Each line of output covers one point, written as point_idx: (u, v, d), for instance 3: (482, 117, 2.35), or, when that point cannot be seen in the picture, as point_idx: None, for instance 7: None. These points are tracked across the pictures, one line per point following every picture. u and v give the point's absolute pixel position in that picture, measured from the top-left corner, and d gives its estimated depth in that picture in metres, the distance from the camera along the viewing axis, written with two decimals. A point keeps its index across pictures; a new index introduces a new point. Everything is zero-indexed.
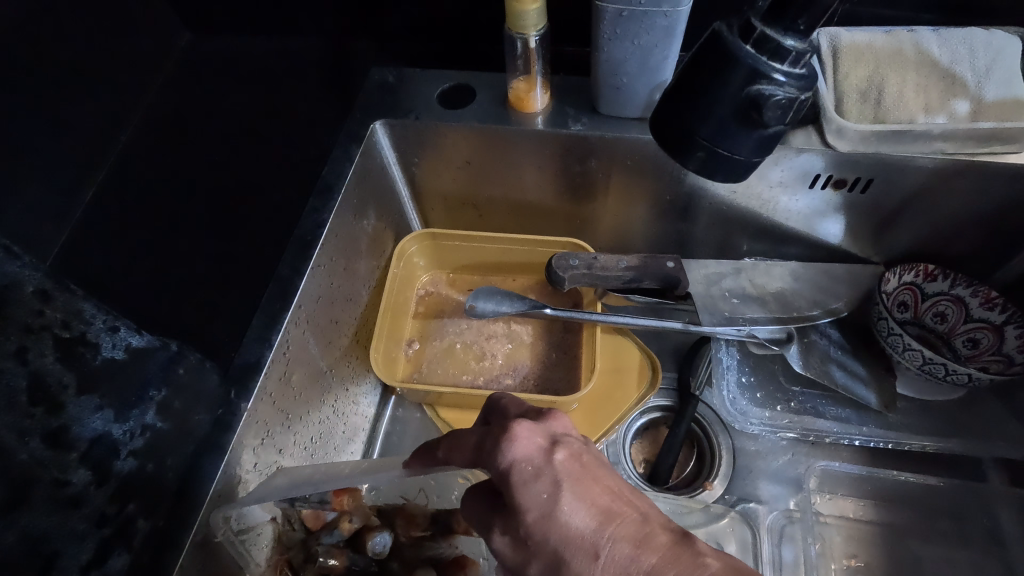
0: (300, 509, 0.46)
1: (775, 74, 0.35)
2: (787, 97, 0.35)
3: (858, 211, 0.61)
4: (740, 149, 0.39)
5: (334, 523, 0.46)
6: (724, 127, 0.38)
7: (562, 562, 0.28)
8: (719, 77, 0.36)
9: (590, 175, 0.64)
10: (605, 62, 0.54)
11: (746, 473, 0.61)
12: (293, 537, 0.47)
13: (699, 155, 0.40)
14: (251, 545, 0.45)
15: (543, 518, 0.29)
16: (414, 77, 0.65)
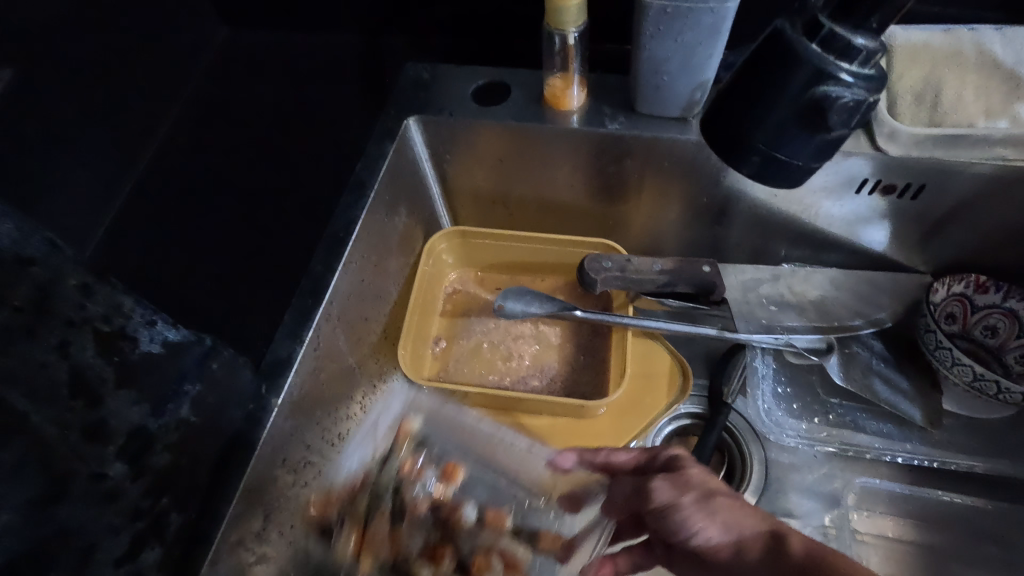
0: (410, 454, 0.47)
1: (842, 75, 0.33)
2: (855, 99, 0.34)
3: (905, 218, 0.59)
4: (798, 154, 0.38)
5: (428, 480, 0.45)
6: (782, 131, 0.37)
7: (712, 495, 0.42)
8: (780, 77, 0.35)
9: (625, 176, 0.63)
10: (646, 60, 0.53)
11: (780, 486, 0.59)
12: (381, 477, 0.45)
13: (754, 157, 0.39)
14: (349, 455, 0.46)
15: (703, 474, 0.43)
16: (449, 73, 0.65)
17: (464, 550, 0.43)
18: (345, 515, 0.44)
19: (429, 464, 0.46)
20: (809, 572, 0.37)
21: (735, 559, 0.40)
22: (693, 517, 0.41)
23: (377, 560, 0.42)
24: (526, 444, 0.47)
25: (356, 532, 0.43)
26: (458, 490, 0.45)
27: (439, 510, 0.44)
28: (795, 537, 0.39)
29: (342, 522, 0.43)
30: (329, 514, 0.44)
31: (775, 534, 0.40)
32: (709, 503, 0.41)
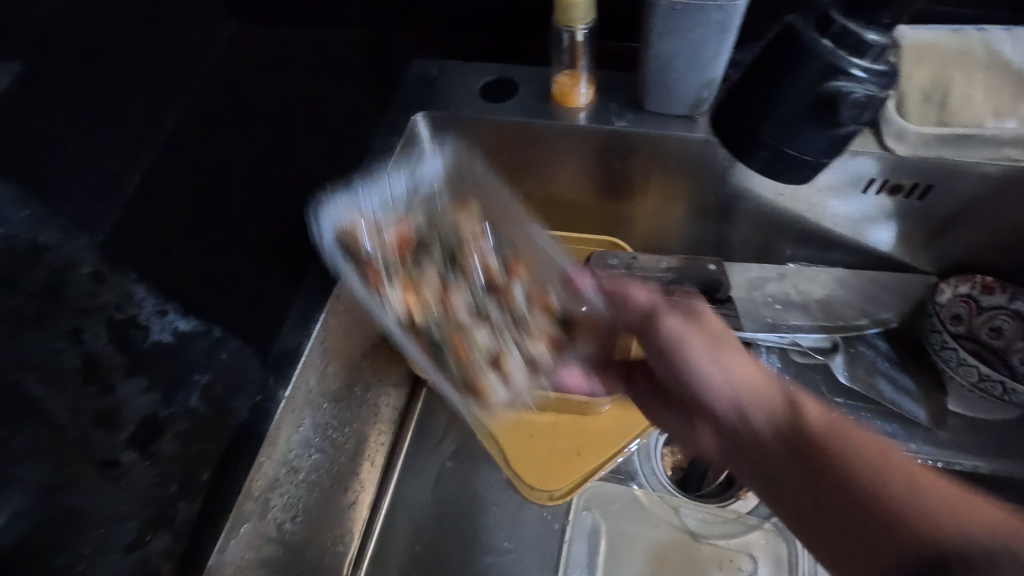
0: (463, 237, 0.61)
1: (852, 71, 0.38)
2: (864, 94, 0.38)
3: (911, 217, 0.59)
4: (808, 144, 0.42)
5: (478, 270, 0.60)
6: (798, 120, 0.41)
7: (721, 343, 0.39)
8: (796, 71, 0.39)
9: (629, 172, 0.63)
10: (654, 57, 0.53)
11: None
12: (439, 240, 0.61)
13: (765, 146, 0.43)
14: (416, 215, 0.62)
15: (721, 323, 0.41)
16: (457, 70, 0.65)
17: (499, 312, 0.58)
18: (395, 263, 0.59)
19: (493, 254, 0.60)
20: (817, 454, 0.33)
21: (737, 415, 0.37)
22: (698, 354, 0.39)
23: (423, 305, 0.57)
24: (542, 239, 0.58)
25: (411, 273, 0.59)
26: (507, 277, 0.59)
27: (465, 268, 0.60)
28: (816, 413, 0.35)
29: (393, 288, 0.57)
30: (373, 239, 0.58)
31: (791, 403, 0.36)
32: (719, 352, 0.39)
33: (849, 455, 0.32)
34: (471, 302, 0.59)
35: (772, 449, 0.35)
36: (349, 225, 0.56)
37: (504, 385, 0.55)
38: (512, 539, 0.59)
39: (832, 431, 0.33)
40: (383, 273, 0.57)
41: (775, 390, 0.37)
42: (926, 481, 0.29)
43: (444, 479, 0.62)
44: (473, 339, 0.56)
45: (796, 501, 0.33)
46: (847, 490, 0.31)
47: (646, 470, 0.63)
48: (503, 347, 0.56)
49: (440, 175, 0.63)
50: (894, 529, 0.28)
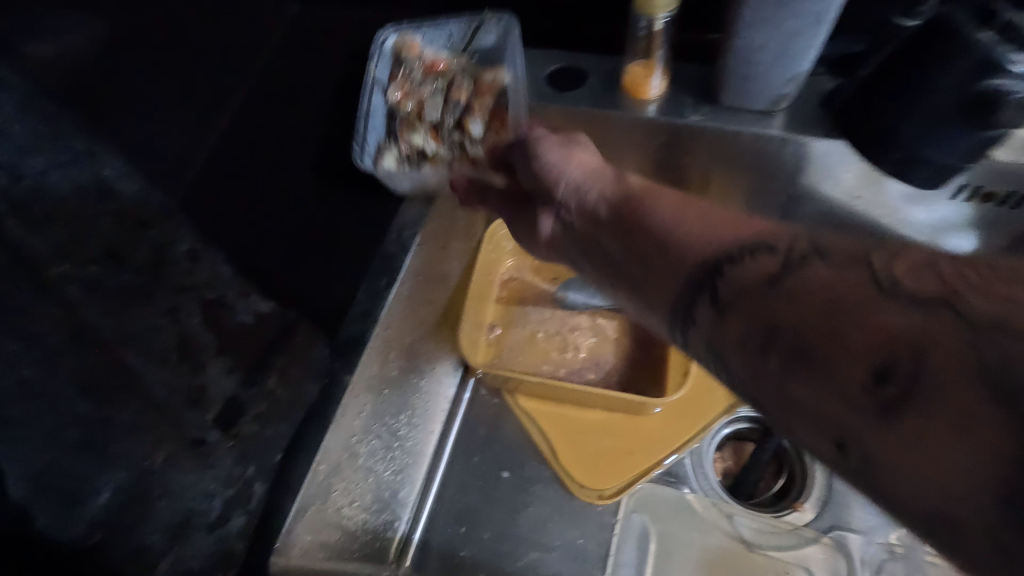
0: (481, 77, 0.68)
1: (1014, 70, 0.39)
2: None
3: (997, 226, 0.56)
4: (952, 147, 0.45)
5: (477, 94, 0.67)
6: (944, 126, 0.44)
7: (572, 143, 0.46)
8: (948, 68, 0.41)
9: (697, 168, 0.61)
10: (740, 49, 0.50)
11: (841, 499, 0.60)
12: (463, 71, 0.69)
13: (901, 145, 0.46)
14: (475, 40, 0.70)
15: (578, 138, 0.47)
16: (522, 56, 0.64)
17: (450, 132, 0.67)
18: (424, 81, 0.71)
19: (489, 100, 0.66)
20: (636, 202, 0.37)
21: (577, 190, 0.42)
22: (546, 146, 0.46)
23: (410, 105, 0.70)
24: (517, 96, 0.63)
25: (409, 82, 0.71)
26: (473, 118, 0.66)
27: (464, 106, 0.68)
28: (669, 195, 0.36)
29: (415, 85, 0.70)
30: (418, 64, 0.71)
31: (618, 176, 0.41)
32: (567, 146, 0.45)
33: (723, 227, 0.32)
34: (438, 117, 0.69)
35: (674, 266, 0.33)
36: (410, 44, 0.72)
37: (397, 172, 0.69)
38: (558, 538, 0.58)
39: (696, 224, 0.33)
40: (407, 74, 0.71)
41: (607, 174, 0.42)
42: (781, 239, 0.29)
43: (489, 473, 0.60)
44: (408, 163, 0.69)
45: (683, 292, 0.32)
46: (721, 260, 0.31)
47: (699, 477, 0.62)
48: (440, 138, 0.67)
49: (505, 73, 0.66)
50: (745, 264, 0.30)
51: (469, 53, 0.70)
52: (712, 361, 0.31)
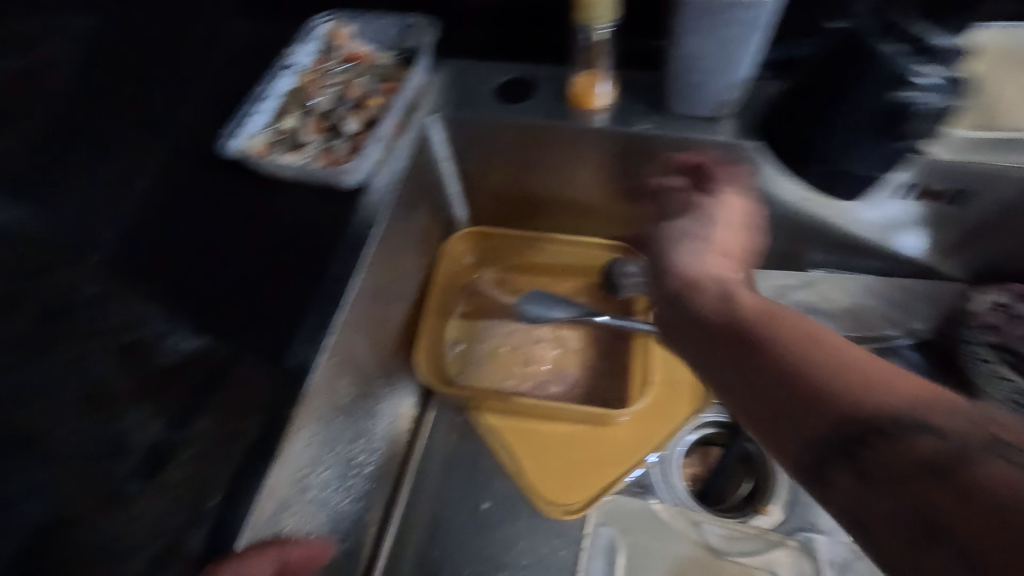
0: (392, 75, 0.60)
1: (918, 84, 0.43)
2: (929, 105, 0.43)
3: (946, 223, 0.56)
4: (870, 162, 0.48)
5: (377, 92, 0.59)
6: (872, 138, 0.47)
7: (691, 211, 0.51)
8: (860, 82, 0.44)
9: (652, 176, 0.60)
10: (679, 58, 0.50)
11: (807, 499, 0.60)
12: (379, 69, 0.60)
13: (829, 158, 0.49)
14: (406, 34, 0.61)
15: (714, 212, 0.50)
16: (470, 68, 0.63)
17: (326, 124, 0.58)
18: (333, 67, 0.61)
19: (378, 103, 0.58)
20: (745, 328, 0.37)
21: (701, 305, 0.41)
22: (681, 245, 0.47)
23: (314, 87, 0.60)
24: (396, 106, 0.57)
25: (322, 68, 0.61)
26: (354, 114, 0.58)
27: (364, 107, 0.58)
28: (804, 322, 0.36)
29: (326, 68, 0.61)
30: (339, 45, 0.62)
31: (726, 293, 0.41)
32: (700, 230, 0.48)
33: (801, 372, 0.33)
34: (326, 107, 0.59)
35: (821, 417, 0.32)
36: (338, 29, 0.62)
37: (259, 157, 0.55)
38: (524, 555, 0.58)
39: (824, 382, 0.33)
40: (322, 57, 0.62)
41: (744, 310, 0.39)
42: (944, 404, 0.31)
43: (459, 491, 0.62)
44: (282, 150, 0.56)
45: (825, 446, 0.31)
46: (891, 419, 0.30)
47: (664, 486, 0.61)
48: (312, 129, 0.58)
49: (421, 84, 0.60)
50: (885, 448, 0.30)
51: (398, 54, 0.61)
52: (851, 531, 0.31)
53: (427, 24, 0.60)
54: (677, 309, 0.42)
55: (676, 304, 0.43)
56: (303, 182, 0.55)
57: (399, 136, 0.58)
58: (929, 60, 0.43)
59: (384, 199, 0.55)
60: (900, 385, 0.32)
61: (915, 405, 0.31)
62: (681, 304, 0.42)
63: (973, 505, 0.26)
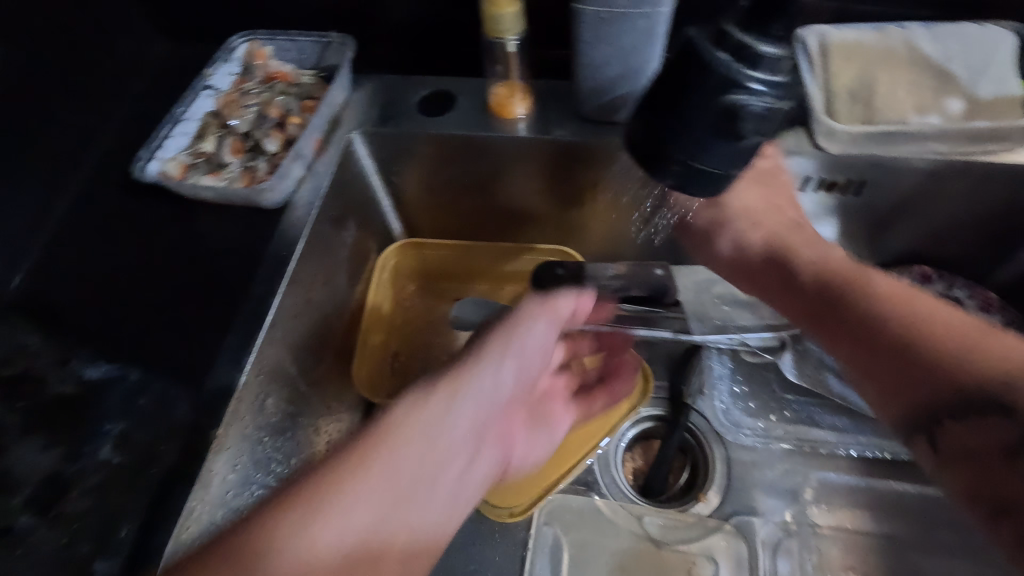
0: (313, 92, 0.60)
1: (751, 84, 0.28)
2: (763, 108, 0.29)
3: (853, 212, 0.59)
4: (712, 157, 0.31)
5: (297, 109, 0.59)
6: (691, 139, 0.31)
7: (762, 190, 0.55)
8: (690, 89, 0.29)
9: (577, 180, 0.62)
10: (586, 66, 0.52)
11: (743, 484, 0.61)
12: (299, 85, 0.61)
13: (677, 161, 0.32)
14: (326, 50, 0.62)
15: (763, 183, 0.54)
16: (394, 83, 0.63)
17: (249, 144, 0.58)
18: (252, 85, 0.61)
19: (300, 119, 0.59)
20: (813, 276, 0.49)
21: (791, 275, 0.51)
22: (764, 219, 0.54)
23: (233, 107, 0.59)
24: (317, 122, 0.58)
25: (240, 89, 0.61)
26: (277, 132, 0.58)
27: (285, 126, 0.58)
28: (872, 279, 0.47)
29: (247, 88, 0.61)
30: (258, 64, 0.62)
31: (818, 271, 0.49)
32: (762, 214, 0.54)
33: (944, 353, 0.41)
34: (247, 127, 0.58)
35: (914, 360, 0.42)
36: (257, 49, 0.63)
37: (178, 181, 0.54)
38: (473, 560, 0.59)
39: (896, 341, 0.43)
40: (241, 77, 0.62)
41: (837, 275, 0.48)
42: None
43: None
44: (201, 171, 0.56)
45: (922, 414, 0.41)
46: (1003, 386, 0.38)
47: (607, 480, 0.63)
48: (233, 150, 0.57)
49: (344, 99, 0.61)
50: (975, 423, 0.39)
51: (318, 73, 0.62)
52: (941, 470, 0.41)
53: (343, 42, 0.61)
54: (785, 279, 0.51)
55: (783, 274, 0.52)
56: (225, 204, 0.55)
57: (321, 153, 0.58)
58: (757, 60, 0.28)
59: (308, 212, 0.54)
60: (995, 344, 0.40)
61: (976, 348, 0.40)
62: (791, 284, 0.51)
63: (1015, 481, 0.37)
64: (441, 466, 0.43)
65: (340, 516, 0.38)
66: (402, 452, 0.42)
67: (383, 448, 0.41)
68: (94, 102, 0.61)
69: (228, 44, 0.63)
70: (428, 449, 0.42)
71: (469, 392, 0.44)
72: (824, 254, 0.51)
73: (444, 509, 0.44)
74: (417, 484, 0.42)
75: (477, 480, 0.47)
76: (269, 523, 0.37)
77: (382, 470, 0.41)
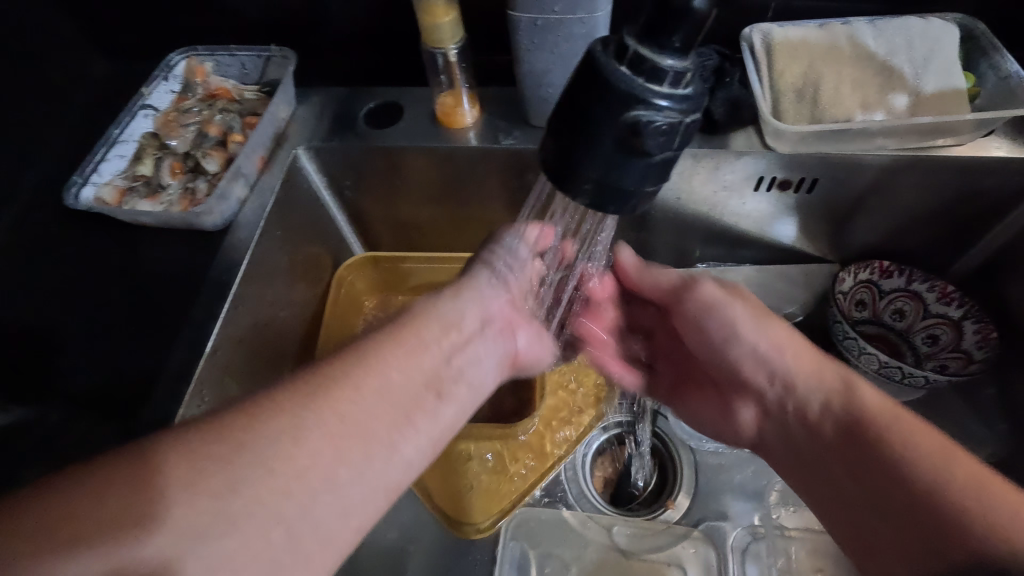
0: (256, 109, 0.59)
1: (652, 98, 0.24)
2: (670, 122, 0.24)
3: (809, 211, 0.59)
4: (625, 180, 0.26)
5: (239, 125, 0.58)
6: (599, 159, 0.26)
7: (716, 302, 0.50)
8: (586, 103, 0.25)
9: (530, 188, 0.61)
10: (528, 73, 0.51)
11: (711, 489, 0.60)
12: (242, 102, 0.60)
13: (587, 184, 0.26)
14: (268, 65, 0.60)
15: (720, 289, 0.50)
16: (340, 96, 0.62)
17: (189, 165, 0.56)
18: (193, 104, 0.59)
19: (241, 135, 0.57)
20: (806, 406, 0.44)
21: (786, 386, 0.46)
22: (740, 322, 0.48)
23: (172, 127, 0.58)
24: (258, 136, 0.56)
25: (179, 107, 0.59)
26: (218, 151, 0.56)
27: (227, 143, 0.57)
28: (859, 388, 0.42)
29: (186, 107, 0.59)
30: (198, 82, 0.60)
31: (837, 385, 0.43)
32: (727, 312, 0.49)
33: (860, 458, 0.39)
34: (187, 147, 0.57)
35: (846, 464, 0.40)
36: (197, 67, 0.61)
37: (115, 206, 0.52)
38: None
39: (856, 481, 0.39)
40: (181, 95, 0.60)
41: (826, 382, 0.44)
42: None
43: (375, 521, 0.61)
44: (139, 195, 0.54)
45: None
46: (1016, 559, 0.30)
47: (574, 491, 0.61)
48: (171, 172, 0.55)
49: (288, 112, 0.60)
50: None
51: (261, 87, 0.61)
52: None
53: (283, 56, 0.60)
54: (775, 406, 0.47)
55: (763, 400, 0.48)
56: (165, 229, 0.53)
57: (266, 171, 0.57)
58: (652, 73, 0.24)
59: (252, 232, 0.53)
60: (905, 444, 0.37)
61: (975, 501, 0.33)
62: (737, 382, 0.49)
63: None
64: (434, 370, 0.38)
65: (301, 445, 0.30)
66: (408, 343, 0.37)
67: (362, 354, 0.35)
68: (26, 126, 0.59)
69: (166, 63, 0.61)
70: (419, 350, 0.38)
71: (472, 292, 0.45)
72: (820, 366, 0.45)
73: (436, 437, 0.36)
74: (423, 385, 0.36)
75: (485, 375, 0.43)
76: (257, 419, 0.30)
77: (377, 372, 0.35)
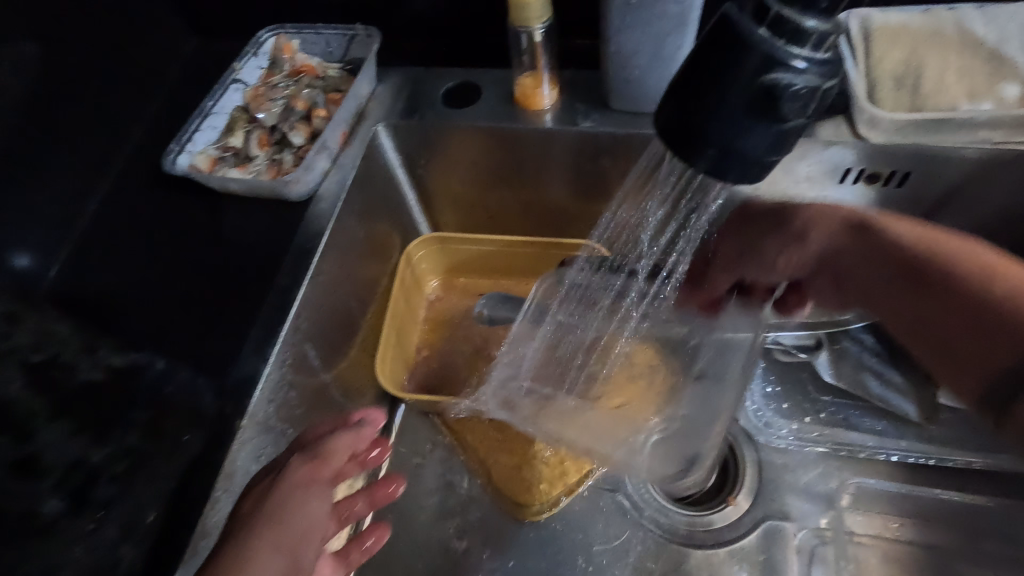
0: (341, 85, 0.61)
1: (792, 61, 0.24)
2: (808, 87, 0.24)
3: (893, 208, 0.56)
4: (750, 146, 0.25)
5: (323, 102, 0.60)
6: (724, 124, 0.25)
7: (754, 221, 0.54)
8: (723, 62, 0.24)
9: (604, 174, 0.61)
10: (614, 54, 0.51)
11: (774, 487, 0.57)
12: (326, 78, 0.61)
13: (709, 149, 0.26)
14: (353, 43, 0.62)
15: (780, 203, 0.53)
16: (419, 75, 0.63)
17: (276, 139, 0.58)
18: (280, 78, 0.61)
19: (326, 111, 0.59)
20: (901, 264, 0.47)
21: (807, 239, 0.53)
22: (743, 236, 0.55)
23: (261, 100, 0.60)
24: (342, 112, 0.58)
25: (268, 83, 0.61)
26: (303, 126, 0.58)
27: (312, 118, 0.58)
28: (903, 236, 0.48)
29: (273, 82, 0.61)
30: (285, 58, 0.62)
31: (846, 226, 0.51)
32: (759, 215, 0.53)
33: (992, 320, 0.43)
34: (274, 121, 0.58)
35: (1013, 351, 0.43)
36: (284, 43, 0.63)
37: (207, 174, 0.55)
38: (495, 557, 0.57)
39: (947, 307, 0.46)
40: (269, 69, 0.62)
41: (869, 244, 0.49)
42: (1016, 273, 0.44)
43: (428, 500, 0.60)
44: (229, 165, 0.56)
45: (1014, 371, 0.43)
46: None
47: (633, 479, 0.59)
48: (260, 144, 0.57)
49: (371, 89, 0.61)
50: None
51: (343, 66, 0.62)
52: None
53: (369, 35, 0.61)
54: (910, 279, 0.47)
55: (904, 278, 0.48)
56: (253, 199, 0.55)
57: (347, 146, 0.58)
58: (793, 37, 0.23)
59: (335, 203, 0.55)
60: (944, 254, 0.46)
61: (993, 285, 0.44)
62: (852, 233, 0.50)
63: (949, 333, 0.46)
64: None
65: None
66: None
67: None
68: (124, 100, 0.62)
69: (255, 40, 0.63)
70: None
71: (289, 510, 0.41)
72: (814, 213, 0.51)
73: None
74: None
75: None
76: None
77: None
